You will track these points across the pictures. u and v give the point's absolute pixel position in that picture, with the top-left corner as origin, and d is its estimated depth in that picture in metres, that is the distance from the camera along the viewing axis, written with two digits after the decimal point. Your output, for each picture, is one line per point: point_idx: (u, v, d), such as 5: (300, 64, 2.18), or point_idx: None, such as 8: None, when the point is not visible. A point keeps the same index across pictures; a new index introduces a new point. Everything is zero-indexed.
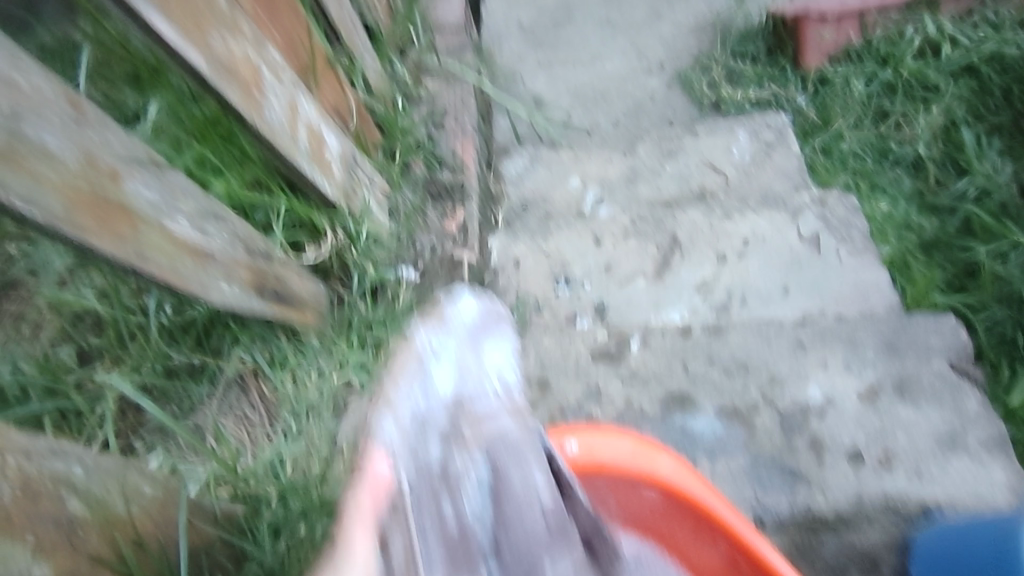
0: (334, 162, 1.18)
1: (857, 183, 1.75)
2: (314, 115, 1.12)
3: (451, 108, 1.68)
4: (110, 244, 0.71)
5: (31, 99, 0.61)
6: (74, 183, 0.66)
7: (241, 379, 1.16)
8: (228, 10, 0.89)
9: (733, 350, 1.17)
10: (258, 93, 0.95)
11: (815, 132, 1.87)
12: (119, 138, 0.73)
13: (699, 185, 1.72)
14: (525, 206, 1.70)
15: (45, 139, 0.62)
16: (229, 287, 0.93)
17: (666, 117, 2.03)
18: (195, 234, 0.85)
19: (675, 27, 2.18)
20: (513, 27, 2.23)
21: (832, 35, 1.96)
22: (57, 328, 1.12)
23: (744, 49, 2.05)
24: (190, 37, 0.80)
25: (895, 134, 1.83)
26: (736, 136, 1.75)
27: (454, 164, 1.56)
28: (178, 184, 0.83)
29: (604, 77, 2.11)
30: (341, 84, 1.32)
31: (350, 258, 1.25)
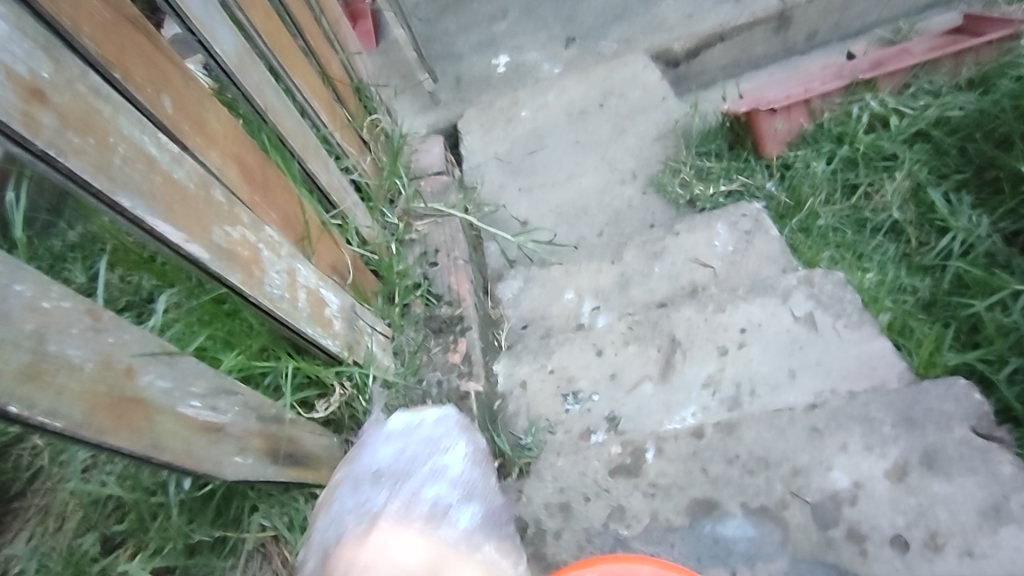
0: (335, 317, 1.24)
1: (842, 255, 1.79)
2: (312, 278, 1.19)
3: (443, 246, 1.78)
4: (127, 439, 0.74)
5: (52, 318, 0.67)
6: (93, 387, 0.70)
7: (262, 546, 1.16)
8: (225, 202, 0.99)
9: (751, 446, 1.15)
10: (258, 269, 1.03)
11: (790, 214, 1.96)
12: (134, 336, 0.78)
13: (690, 280, 1.77)
14: (526, 324, 1.77)
15: (66, 352, 0.68)
16: (242, 458, 0.95)
17: (647, 220, 2.13)
18: (207, 412, 0.89)
19: (640, 137, 2.33)
20: (491, 160, 2.39)
21: (784, 125, 2.08)
22: (78, 518, 1.12)
23: (707, 149, 2.17)
24: (192, 233, 0.89)
25: (867, 204, 1.91)
26: (715, 230, 1.81)
27: (451, 299, 1.62)
28: (190, 367, 0.88)
29: (583, 193, 2.23)
30: (336, 242, 1.41)
31: (360, 407, 1.28)
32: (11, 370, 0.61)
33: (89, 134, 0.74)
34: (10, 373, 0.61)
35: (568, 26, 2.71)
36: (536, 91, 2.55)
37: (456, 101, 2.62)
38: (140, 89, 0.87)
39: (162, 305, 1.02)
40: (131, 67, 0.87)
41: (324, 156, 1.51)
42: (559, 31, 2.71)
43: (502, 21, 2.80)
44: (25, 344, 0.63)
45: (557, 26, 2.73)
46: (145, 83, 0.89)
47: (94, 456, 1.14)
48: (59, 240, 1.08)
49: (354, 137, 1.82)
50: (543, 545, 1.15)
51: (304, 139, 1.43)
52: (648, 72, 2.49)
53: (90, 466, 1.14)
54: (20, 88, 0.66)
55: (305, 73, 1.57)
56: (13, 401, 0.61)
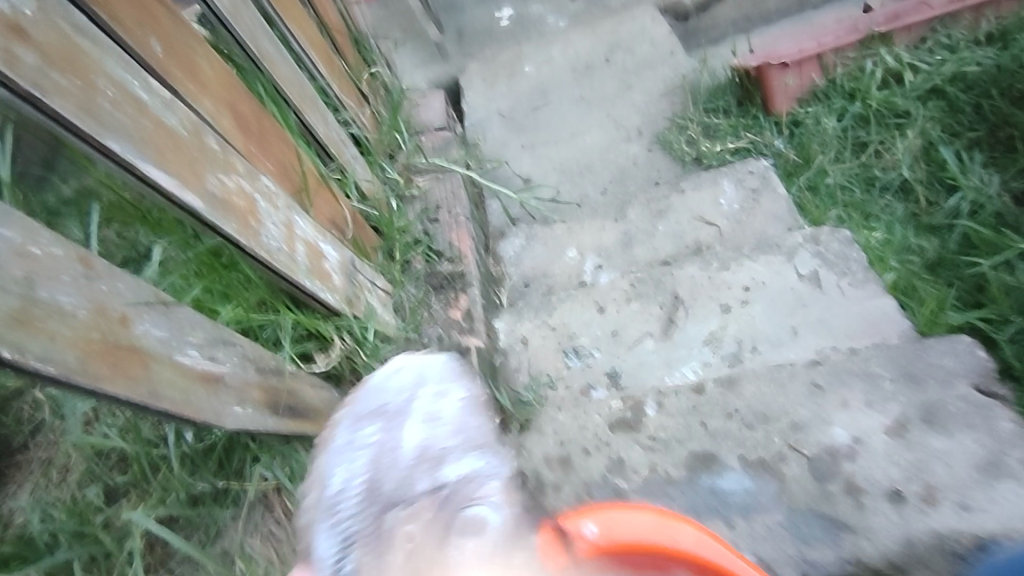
0: (334, 272, 1.23)
1: (849, 214, 1.76)
2: (310, 231, 1.17)
3: (444, 202, 1.76)
4: (125, 387, 0.74)
5: (42, 264, 0.65)
6: (87, 334, 0.69)
7: (264, 496, 1.18)
8: (220, 151, 0.97)
9: (749, 401, 1.16)
10: (255, 220, 1.01)
11: (799, 171, 1.91)
12: (128, 285, 0.77)
13: (694, 239, 1.75)
14: (527, 283, 1.76)
15: (58, 299, 0.67)
16: (241, 409, 0.94)
17: (652, 178, 2.09)
18: (205, 362, 0.89)
19: (647, 94, 2.28)
20: (494, 116, 2.34)
21: (796, 80, 2.02)
22: (82, 468, 1.12)
23: (715, 105, 2.13)
24: (186, 182, 0.87)
25: (877, 162, 1.87)
26: (721, 187, 1.79)
27: (452, 255, 1.63)
28: (186, 318, 0.87)
29: (587, 150, 2.19)
30: (335, 196, 1.39)
31: (360, 361, 1.27)
32: (3, 314, 0.60)
33: (75, 76, 0.72)
34: (2, 317, 0.60)
35: None
36: (540, 46, 2.49)
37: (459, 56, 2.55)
38: (129, 31, 0.84)
39: (157, 257, 1.00)
40: (118, 8, 0.83)
41: (322, 108, 1.47)
42: None
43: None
44: (15, 289, 0.61)
45: None
46: (134, 26, 0.85)
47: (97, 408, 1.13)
48: (49, 194, 0.92)
49: (353, 90, 1.78)
50: (543, 496, 1.12)
51: (300, 89, 1.39)
52: (657, 26, 2.42)
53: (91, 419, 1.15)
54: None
55: (302, 22, 1.53)
56: (8, 346, 0.60)
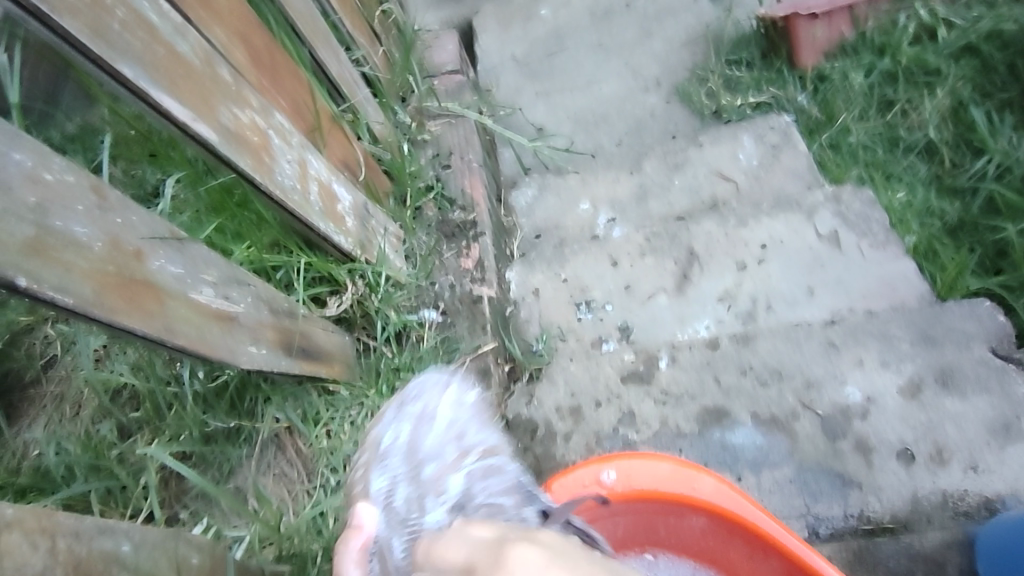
0: (347, 214, 1.20)
1: (870, 174, 1.72)
2: (324, 171, 1.14)
3: (456, 148, 1.71)
4: (141, 321, 0.73)
5: (56, 191, 0.63)
6: (102, 267, 0.68)
7: (276, 437, 1.19)
8: (233, 83, 0.93)
9: (764, 356, 1.15)
10: (268, 157, 0.98)
11: (821, 128, 1.86)
12: (142, 219, 0.76)
13: (711, 195, 1.72)
14: (538, 234, 1.72)
15: (73, 229, 0.65)
16: (256, 348, 0.94)
17: (669, 131, 2.05)
18: (220, 301, 0.88)
19: (668, 42, 2.20)
20: (507, 62, 2.26)
21: (824, 32, 1.95)
22: (95, 404, 1.13)
23: (738, 57, 2.06)
24: (199, 112, 0.84)
25: (904, 121, 1.81)
26: (741, 142, 1.74)
27: (464, 203, 1.58)
28: (200, 255, 0.86)
29: (603, 100, 2.13)
30: (347, 137, 1.35)
31: (372, 306, 1.27)
32: (18, 242, 0.58)
33: None
34: (17, 244, 0.58)
35: None
36: None
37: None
38: None
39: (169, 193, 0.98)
40: None
41: (334, 44, 1.42)
42: None
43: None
44: (30, 216, 0.60)
45: None
46: None
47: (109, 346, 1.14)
48: (55, 131, 0.93)
49: (365, 26, 1.71)
50: (551, 444, 1.16)
51: (312, 22, 1.34)
52: None
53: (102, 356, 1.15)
54: None
55: None
56: (23, 274, 0.58)
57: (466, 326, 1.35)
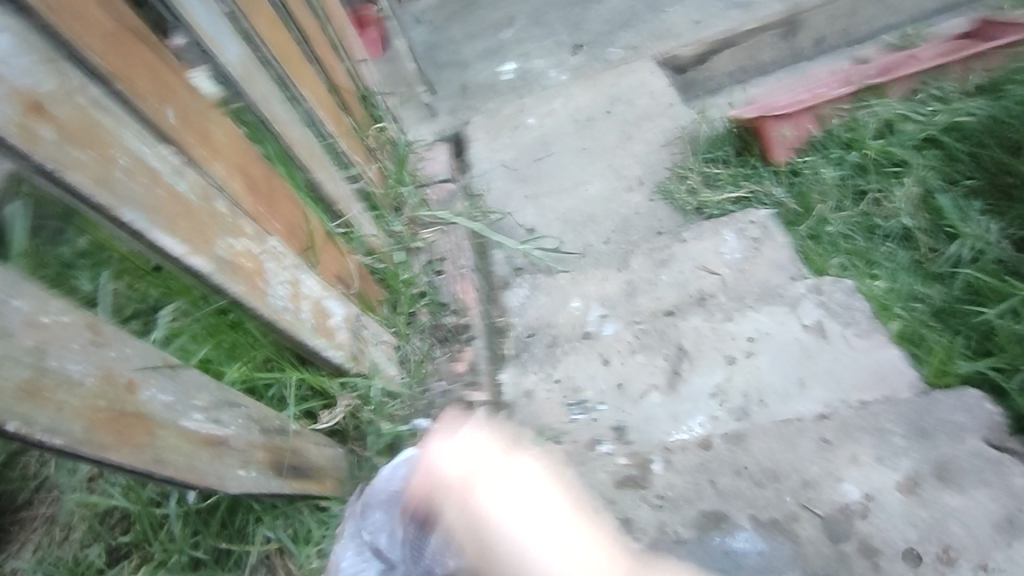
0: (339, 328, 1.23)
1: (852, 263, 1.76)
2: (317, 289, 1.19)
3: (448, 254, 1.78)
4: (128, 454, 0.74)
5: (51, 333, 0.66)
6: (93, 403, 0.70)
7: (267, 558, 1.14)
8: (229, 213, 0.99)
9: (759, 457, 1.14)
10: (262, 281, 1.03)
11: (800, 220, 1.92)
12: (136, 350, 0.78)
13: (698, 288, 1.74)
14: (532, 333, 1.74)
15: (67, 368, 0.68)
16: (246, 472, 0.94)
17: (654, 227, 2.12)
18: (210, 425, 0.89)
19: (647, 144, 2.33)
20: (497, 167, 2.38)
21: (792, 131, 2.07)
22: (85, 528, 1.12)
23: (714, 155, 2.16)
24: (195, 245, 0.89)
25: (878, 211, 1.88)
26: (724, 237, 1.82)
27: (456, 307, 1.63)
28: (192, 380, 0.87)
29: (589, 200, 2.22)
30: (341, 252, 1.41)
31: (364, 417, 1.26)
32: (10, 385, 0.61)
33: (92, 147, 0.74)
34: (10, 389, 0.61)
35: (575, 35, 2.74)
36: (541, 98, 2.55)
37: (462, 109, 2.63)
38: (145, 101, 0.88)
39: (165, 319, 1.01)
40: (136, 80, 0.87)
41: (330, 166, 1.51)
42: (566, 39, 2.74)
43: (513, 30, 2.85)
44: (25, 359, 0.63)
45: (564, 37, 2.76)
46: (150, 96, 0.89)
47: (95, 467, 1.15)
48: (67, 248, 1.02)
49: (360, 145, 1.83)
50: None
51: (309, 149, 1.43)
52: (656, 79, 2.49)
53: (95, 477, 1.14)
54: (18, 102, 0.66)
55: (311, 82, 1.58)
56: (13, 418, 0.60)
57: None
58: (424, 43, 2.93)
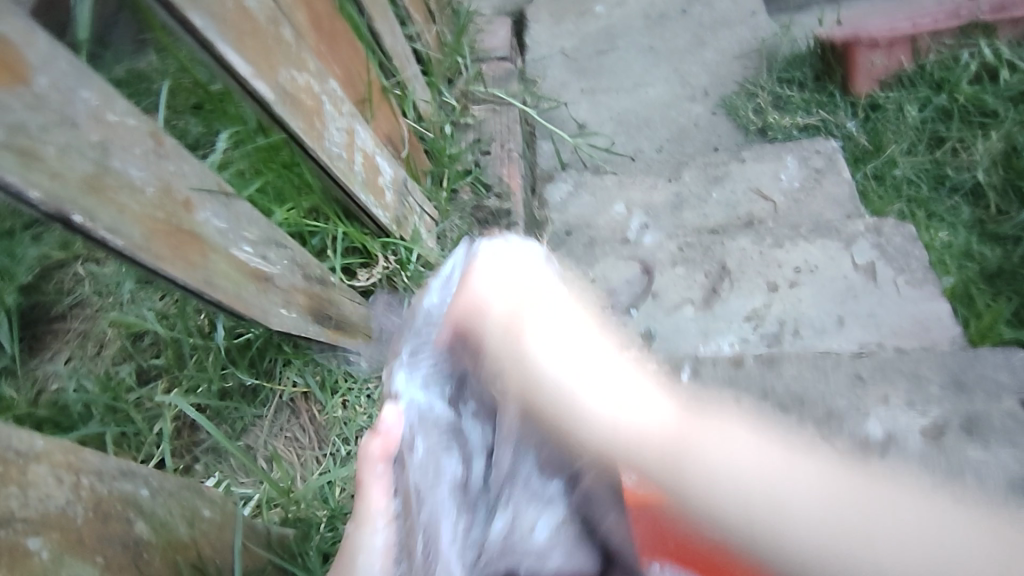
0: (388, 188, 1.18)
1: (912, 211, 1.69)
2: (370, 143, 1.13)
3: (498, 135, 1.71)
4: (183, 271, 0.73)
5: (116, 132, 0.64)
6: (153, 213, 0.69)
7: (292, 401, 1.15)
8: (294, 44, 0.93)
9: (789, 381, 1.15)
10: (320, 122, 0.99)
11: (866, 158, 1.83)
12: (194, 170, 0.76)
13: (747, 212, 1.69)
14: (569, 231, 1.68)
15: (130, 172, 0.66)
16: (287, 312, 0.93)
17: (711, 143, 2.01)
18: (258, 261, 0.87)
19: (720, 53, 2.17)
20: (557, 56, 2.23)
21: (883, 60, 1.93)
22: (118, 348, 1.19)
23: (791, 75, 2.03)
24: (261, 69, 0.84)
25: (952, 161, 1.78)
26: (785, 162, 1.74)
27: (501, 191, 1.57)
28: (243, 213, 0.85)
29: (648, 105, 2.10)
30: (394, 114, 1.36)
31: (401, 283, 1.21)
32: (76, 178, 0.59)
33: None
34: (76, 180, 0.59)
35: None
36: None
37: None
38: None
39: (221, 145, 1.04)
40: None
41: (390, 19, 1.41)
42: None
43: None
44: (90, 154, 0.60)
45: None
46: None
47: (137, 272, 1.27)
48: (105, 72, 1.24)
49: (422, 4, 1.70)
50: None
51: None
52: None
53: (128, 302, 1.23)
54: None
55: None
56: (79, 212, 0.59)
57: None
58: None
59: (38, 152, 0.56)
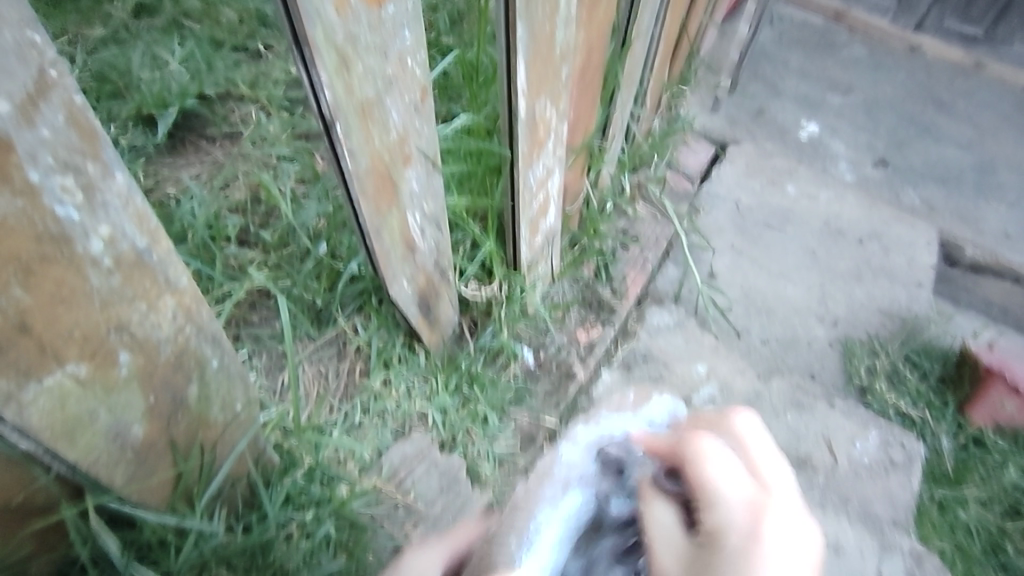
0: (542, 233, 1.18)
1: (955, 559, 1.61)
2: (556, 188, 1.14)
3: (645, 240, 1.70)
4: (368, 210, 0.77)
5: (404, 76, 0.70)
6: (382, 153, 0.73)
7: (343, 344, 1.15)
8: (561, 82, 0.98)
9: None
10: (537, 153, 1.02)
11: (941, 482, 1.72)
12: (429, 134, 0.80)
13: (807, 452, 1.59)
14: (647, 356, 1.63)
15: (390, 112, 0.71)
16: (407, 286, 0.95)
17: (812, 368, 1.81)
18: (417, 231, 0.89)
19: (869, 297, 1.94)
20: (729, 202, 2.03)
21: (1014, 410, 1.75)
22: (239, 200, 1.27)
23: (920, 361, 1.84)
24: (530, 89, 0.89)
25: (1017, 539, 1.64)
26: (867, 434, 1.63)
27: (618, 288, 1.58)
28: (435, 187, 0.88)
29: (779, 298, 1.89)
30: (581, 172, 1.40)
31: (496, 314, 1.19)
32: (358, 99, 0.66)
33: None
34: (355, 100, 0.65)
35: (894, 148, 2.29)
36: (817, 177, 2.14)
37: (760, 100, 2.33)
38: None
39: (456, 123, 1.12)
40: None
41: (632, 93, 1.46)
42: (884, 146, 2.29)
43: (864, 79, 2.45)
44: (377, 84, 0.67)
45: (883, 142, 2.31)
46: None
47: (308, 139, 1.39)
48: None
49: (656, 94, 1.75)
50: None
51: (632, 70, 1.39)
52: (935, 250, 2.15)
53: (269, 167, 1.34)
54: None
55: (673, 13, 1.51)
56: (342, 123, 0.65)
57: (544, 388, 1.23)
58: (780, 12, 2.61)
59: (350, 64, 0.62)
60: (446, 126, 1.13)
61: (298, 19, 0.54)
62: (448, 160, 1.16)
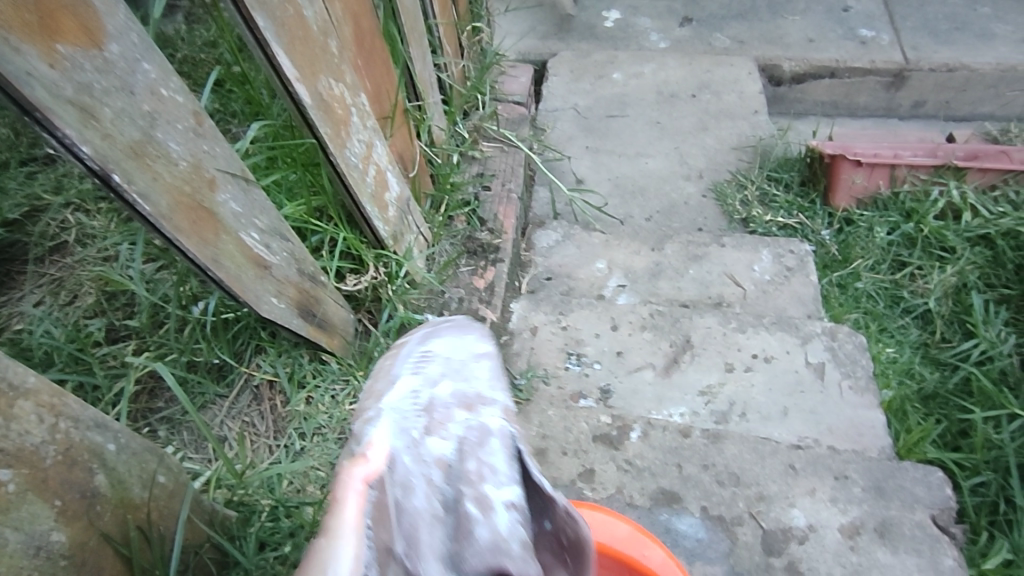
0: (392, 204, 1.21)
1: (867, 322, 1.71)
2: (385, 158, 1.17)
3: (501, 174, 1.74)
4: (195, 245, 0.79)
5: (165, 107, 0.70)
6: (180, 185, 0.74)
7: (257, 387, 1.15)
8: (337, 56, 0.99)
9: (728, 460, 1.23)
10: (345, 133, 1.04)
11: (834, 266, 1.85)
12: (225, 153, 0.80)
13: (718, 292, 1.71)
14: (550, 277, 1.70)
15: (166, 144, 0.71)
16: (277, 302, 0.96)
17: (697, 223, 1.93)
18: (261, 248, 0.90)
19: (720, 141, 2.09)
20: (568, 111, 2.12)
21: (863, 180, 1.92)
22: (92, 302, 1.22)
23: (780, 175, 2.01)
24: (302, 74, 0.91)
25: (909, 284, 1.80)
26: (759, 255, 1.76)
27: (494, 226, 1.62)
28: (259, 201, 0.88)
29: (644, 175, 2.00)
30: (409, 134, 1.43)
31: (384, 294, 1.21)
32: (123, 142, 0.66)
33: None
34: (120, 144, 0.66)
35: (689, 8, 2.44)
36: (635, 58, 2.26)
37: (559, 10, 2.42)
38: None
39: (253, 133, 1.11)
40: None
41: (424, 46, 1.50)
42: (679, 9, 2.44)
43: None
44: (138, 122, 0.67)
45: (678, 6, 2.46)
46: None
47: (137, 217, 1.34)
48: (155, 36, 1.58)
49: (454, 39, 1.79)
50: None
51: (413, 25, 1.42)
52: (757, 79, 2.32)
53: (110, 259, 1.29)
54: None
55: None
56: (117, 170, 0.66)
57: None
58: None
59: (97, 112, 0.63)
60: (243, 139, 1.12)
61: (11, 87, 0.54)
62: (266, 172, 1.16)
